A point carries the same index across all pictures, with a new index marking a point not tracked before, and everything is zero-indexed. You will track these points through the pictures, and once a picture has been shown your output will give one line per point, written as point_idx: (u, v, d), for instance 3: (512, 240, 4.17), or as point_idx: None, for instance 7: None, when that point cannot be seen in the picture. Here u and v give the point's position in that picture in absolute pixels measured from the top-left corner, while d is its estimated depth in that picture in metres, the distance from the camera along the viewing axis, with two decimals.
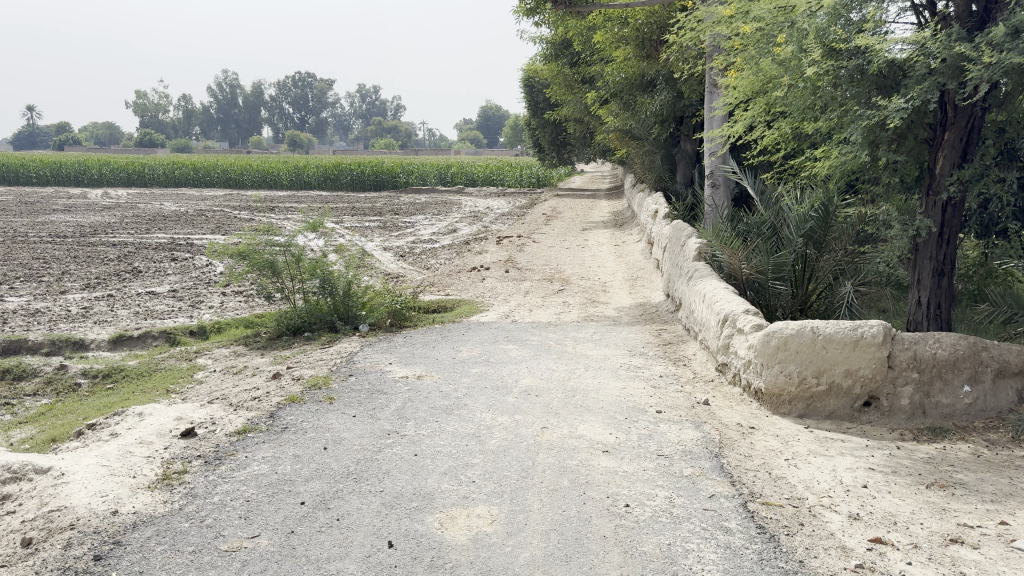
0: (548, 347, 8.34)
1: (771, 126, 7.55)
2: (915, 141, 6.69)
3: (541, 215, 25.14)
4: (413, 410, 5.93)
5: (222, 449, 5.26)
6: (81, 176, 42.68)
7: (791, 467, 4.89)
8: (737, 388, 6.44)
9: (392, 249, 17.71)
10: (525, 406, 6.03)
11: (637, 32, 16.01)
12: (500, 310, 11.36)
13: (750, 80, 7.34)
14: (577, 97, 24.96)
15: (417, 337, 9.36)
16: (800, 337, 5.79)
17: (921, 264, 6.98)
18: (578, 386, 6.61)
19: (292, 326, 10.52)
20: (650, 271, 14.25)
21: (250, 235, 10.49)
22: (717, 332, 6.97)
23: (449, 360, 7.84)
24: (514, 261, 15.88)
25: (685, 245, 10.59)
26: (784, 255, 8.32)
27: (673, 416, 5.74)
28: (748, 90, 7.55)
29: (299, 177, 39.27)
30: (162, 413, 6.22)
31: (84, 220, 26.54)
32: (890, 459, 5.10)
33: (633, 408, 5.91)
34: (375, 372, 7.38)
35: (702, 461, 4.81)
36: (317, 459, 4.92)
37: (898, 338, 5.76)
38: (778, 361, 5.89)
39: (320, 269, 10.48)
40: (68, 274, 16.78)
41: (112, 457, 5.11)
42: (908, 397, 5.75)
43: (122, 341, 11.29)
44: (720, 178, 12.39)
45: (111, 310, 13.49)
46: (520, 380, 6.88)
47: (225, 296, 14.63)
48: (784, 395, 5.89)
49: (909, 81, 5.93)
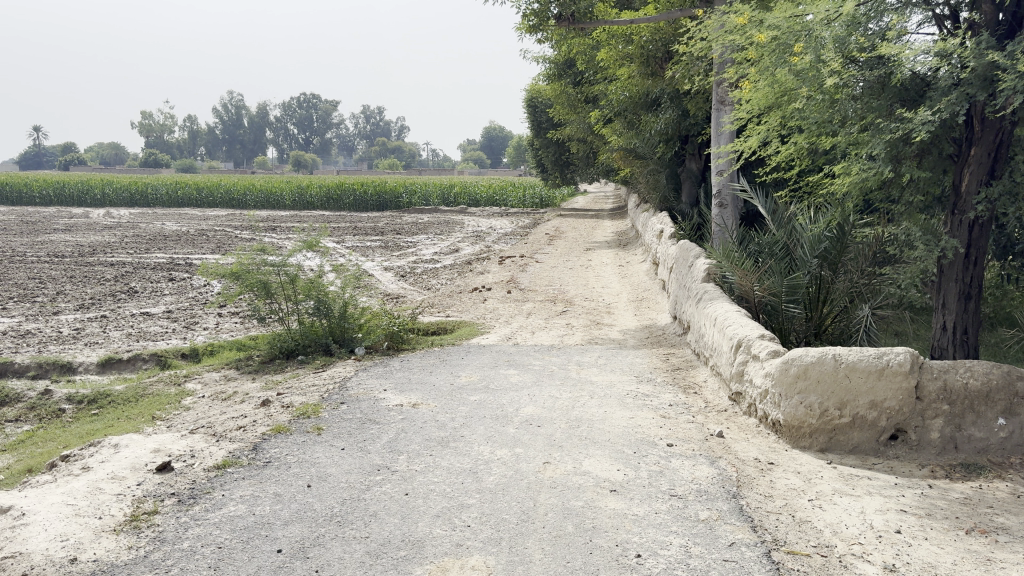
0: (551, 373, 7.95)
1: (785, 144, 7.14)
2: (939, 156, 6.34)
3: (545, 235, 24.77)
4: (406, 443, 5.54)
5: (198, 486, 4.87)
6: (84, 197, 42.61)
7: (816, 509, 4.49)
8: (753, 419, 6.05)
9: (393, 269, 17.37)
10: (527, 437, 5.64)
11: (642, 50, 15.78)
12: (502, 332, 10.97)
13: (764, 92, 6.94)
14: (580, 116, 24.70)
15: (415, 361, 8.99)
16: (821, 365, 5.41)
17: (946, 287, 6.59)
18: (583, 416, 6.21)
19: (285, 349, 10.18)
20: (656, 292, 13.88)
21: (244, 254, 10.06)
22: (730, 358, 6.57)
23: (447, 386, 7.45)
24: (516, 281, 15.53)
25: (693, 266, 10.22)
26: (799, 278, 7.97)
27: (686, 450, 5.34)
28: (760, 104, 7.17)
29: (301, 197, 39.13)
30: (139, 444, 5.84)
31: (84, 240, 26.33)
32: (923, 499, 4.69)
33: (641, 441, 5.51)
34: (369, 400, 6.98)
35: (718, 503, 4.41)
36: (299, 499, 4.52)
37: (926, 367, 5.40)
38: (798, 391, 5.50)
39: (316, 290, 10.12)
40: (63, 295, 16.48)
41: (79, 495, 4.73)
42: (938, 430, 5.35)
43: (111, 363, 10.93)
44: (727, 199, 12.03)
45: (103, 332, 13.15)
46: (521, 409, 6.49)
47: (220, 317, 14.29)
48: (804, 427, 5.49)
49: (935, 92, 5.60)
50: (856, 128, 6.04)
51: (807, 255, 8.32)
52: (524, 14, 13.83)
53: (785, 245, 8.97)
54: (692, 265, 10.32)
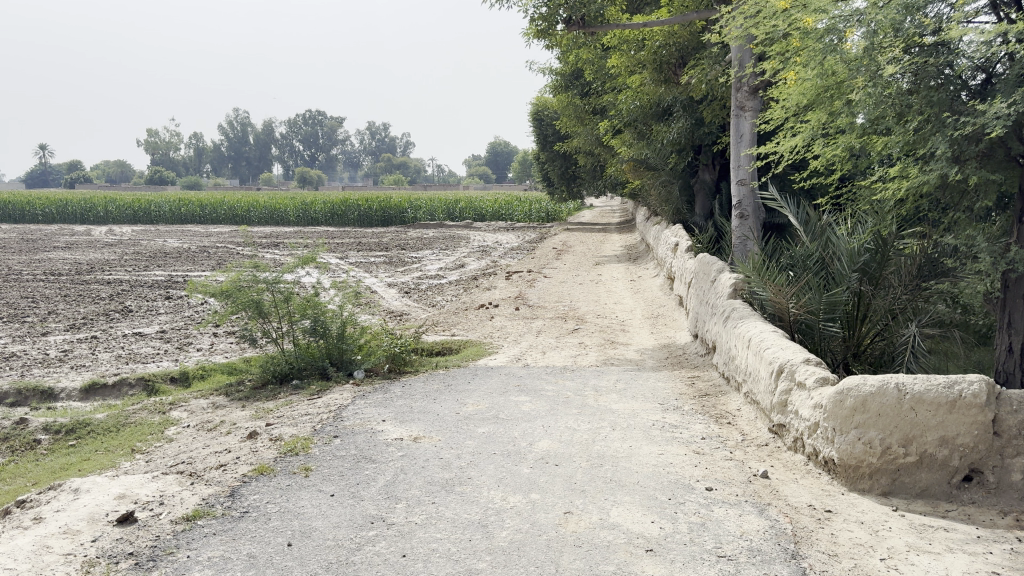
0: (566, 400, 7.21)
1: (835, 144, 6.59)
2: (1006, 156, 5.60)
3: (552, 250, 24.04)
4: (405, 487, 4.82)
5: (161, 545, 4.16)
6: (87, 214, 42.30)
7: (891, 572, 3.75)
8: (800, 456, 5.33)
9: (397, 285, 16.68)
10: (543, 479, 4.92)
11: (654, 55, 15.18)
12: (511, 352, 10.25)
13: (815, 85, 6.44)
14: (588, 128, 23.85)
15: (417, 386, 8.27)
16: (883, 397, 4.70)
17: (1013, 305, 6.06)
18: (606, 452, 5.49)
19: (279, 373, 9.48)
20: (672, 309, 13.15)
21: (235, 271, 9.39)
22: (770, 386, 5.85)
23: (452, 416, 6.73)
24: (525, 297, 14.83)
25: (716, 281, 9.50)
26: (838, 293, 7.28)
27: (728, 496, 4.63)
28: (810, 97, 6.64)
29: (305, 213, 38.65)
30: (103, 489, 5.14)
31: (83, 257, 25.72)
32: (1016, 558, 3.93)
33: (675, 484, 4.79)
34: (365, 434, 6.26)
35: (777, 567, 3.70)
36: (276, 563, 3.81)
37: (1004, 398, 4.67)
38: (855, 426, 4.78)
39: (312, 308, 9.44)
40: (54, 314, 15.86)
41: (21, 557, 4.03)
42: (1021, 471, 4.61)
43: (95, 389, 10.26)
44: (749, 209, 11.32)
45: (92, 354, 12.48)
46: (535, 443, 5.77)
47: (215, 338, 13.62)
48: (862, 466, 4.78)
49: (1003, 83, 5.00)
50: (912, 126, 5.46)
51: (846, 268, 7.65)
52: (532, 18, 13.20)
53: (819, 258, 8.28)
54: (715, 279, 9.61)
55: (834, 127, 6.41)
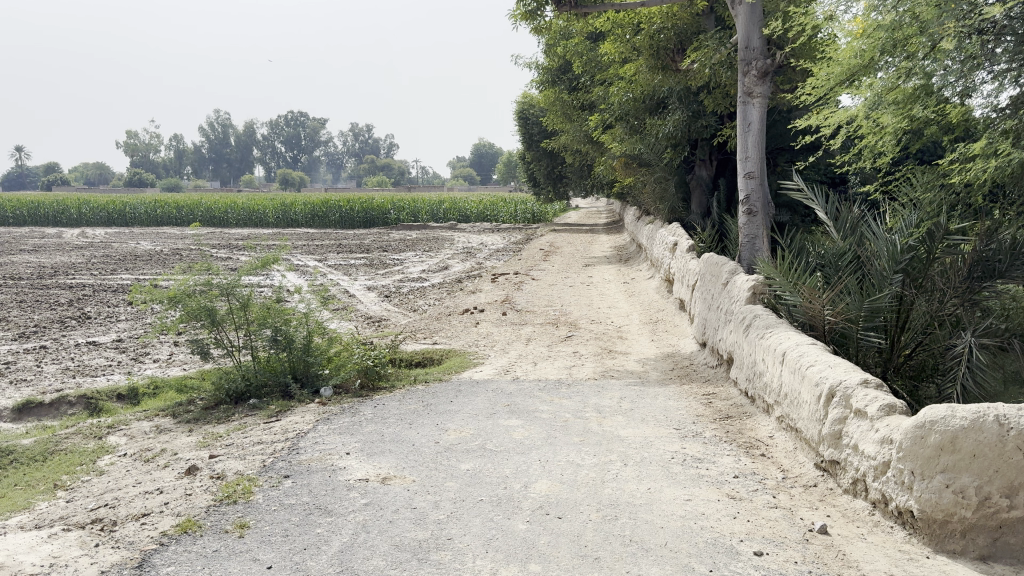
0: (565, 424, 6.13)
1: (896, 118, 7.93)
2: None
3: (540, 251, 22.97)
4: (365, 556, 3.71)
5: None
6: (59, 216, 40.80)
7: None
8: (861, 502, 4.29)
9: (376, 289, 15.50)
10: (544, 539, 3.85)
11: (650, 39, 14.15)
12: (498, 363, 9.17)
13: (874, 51, 7.65)
14: (576, 124, 22.78)
15: (392, 406, 7.16)
16: (978, 434, 3.69)
17: None
18: (621, 497, 4.42)
19: (234, 391, 8.29)
20: (672, 313, 12.12)
21: (184, 275, 8.22)
22: (817, 413, 4.80)
23: (431, 447, 5.63)
24: (512, 301, 13.75)
25: (728, 283, 8.45)
26: (881, 298, 6.26)
27: (786, 565, 3.57)
28: (858, 66, 7.89)
29: (285, 214, 37.36)
30: None
31: (48, 260, 24.40)
32: None
33: (714, 547, 3.74)
34: (323, 473, 5.13)
35: None
36: None
37: None
38: (942, 470, 3.74)
39: (273, 316, 8.30)
40: (5, 322, 14.61)
41: None
42: None
43: (30, 409, 9.06)
44: (757, 205, 10.24)
45: (36, 367, 11.25)
46: (532, 485, 4.69)
47: (174, 348, 12.40)
48: (952, 521, 3.73)
49: None
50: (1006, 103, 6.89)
51: (887, 269, 6.55)
52: None
53: (853, 257, 7.30)
54: (726, 282, 8.56)
55: (909, 94, 7.65)
